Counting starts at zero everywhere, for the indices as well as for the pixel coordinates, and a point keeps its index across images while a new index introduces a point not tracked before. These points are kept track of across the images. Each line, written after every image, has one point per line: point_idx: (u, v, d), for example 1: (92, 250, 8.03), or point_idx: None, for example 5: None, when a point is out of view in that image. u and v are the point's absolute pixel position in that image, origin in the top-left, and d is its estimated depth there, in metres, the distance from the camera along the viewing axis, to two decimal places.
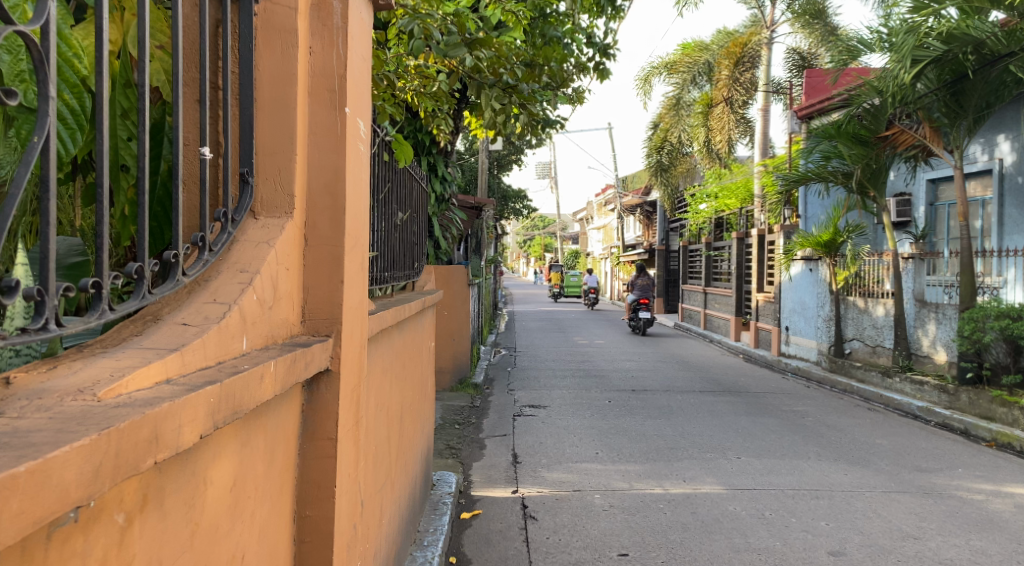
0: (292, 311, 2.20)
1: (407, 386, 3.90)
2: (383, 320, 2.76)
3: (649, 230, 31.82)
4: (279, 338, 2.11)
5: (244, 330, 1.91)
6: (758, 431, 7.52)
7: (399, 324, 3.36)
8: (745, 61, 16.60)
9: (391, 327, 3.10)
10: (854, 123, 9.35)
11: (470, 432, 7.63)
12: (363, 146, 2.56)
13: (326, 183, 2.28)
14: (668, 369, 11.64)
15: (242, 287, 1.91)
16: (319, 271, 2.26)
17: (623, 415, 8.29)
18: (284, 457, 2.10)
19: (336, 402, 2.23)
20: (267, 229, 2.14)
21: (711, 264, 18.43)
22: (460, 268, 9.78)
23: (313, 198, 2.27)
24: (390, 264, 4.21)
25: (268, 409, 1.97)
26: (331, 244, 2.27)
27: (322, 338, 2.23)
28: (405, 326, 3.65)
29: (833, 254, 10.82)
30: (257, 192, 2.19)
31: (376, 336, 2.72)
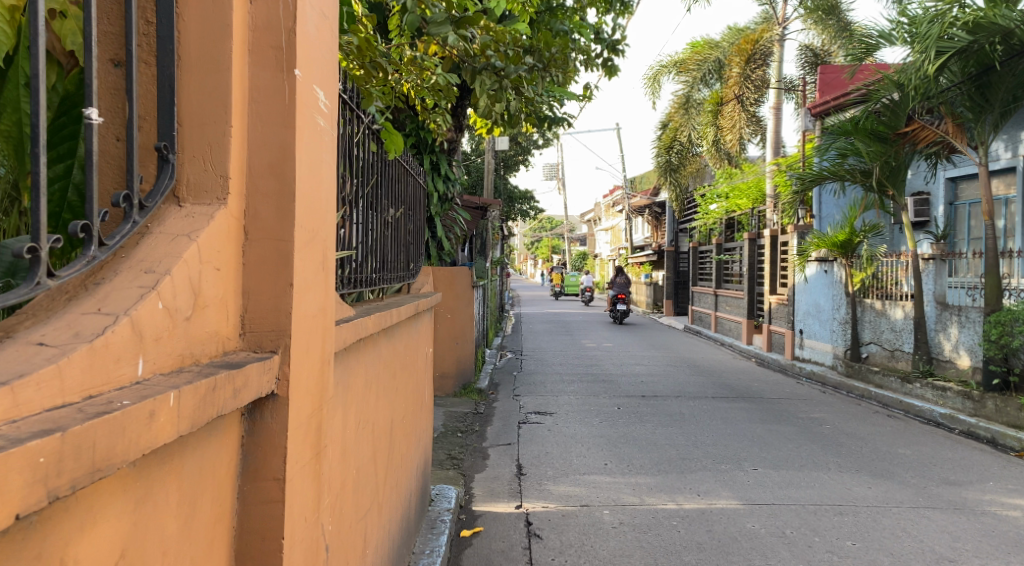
0: (226, 322, 1.88)
1: (400, 396, 3.60)
2: (360, 329, 2.44)
3: (658, 231, 31.43)
4: (205, 357, 1.79)
5: (140, 351, 1.59)
6: (774, 440, 7.18)
7: (384, 332, 3.03)
8: (757, 58, 16.20)
9: (374, 337, 2.78)
10: (872, 119, 9.00)
11: (472, 441, 7.31)
12: (326, 123, 2.24)
13: (271, 162, 1.96)
14: (679, 374, 11.29)
15: (140, 292, 1.61)
16: (261, 271, 1.94)
17: (632, 423, 7.96)
18: (215, 501, 1.79)
19: (282, 434, 1.91)
20: (190, 219, 1.83)
21: (721, 266, 18.06)
22: (463, 269, 9.39)
23: (254, 185, 1.95)
24: (380, 265, 3.87)
25: (183, 449, 1.65)
26: (274, 238, 1.94)
27: (264, 355, 1.91)
28: (395, 332, 3.34)
29: (849, 254, 10.48)
30: (180, 172, 1.89)
31: (350, 348, 2.40)
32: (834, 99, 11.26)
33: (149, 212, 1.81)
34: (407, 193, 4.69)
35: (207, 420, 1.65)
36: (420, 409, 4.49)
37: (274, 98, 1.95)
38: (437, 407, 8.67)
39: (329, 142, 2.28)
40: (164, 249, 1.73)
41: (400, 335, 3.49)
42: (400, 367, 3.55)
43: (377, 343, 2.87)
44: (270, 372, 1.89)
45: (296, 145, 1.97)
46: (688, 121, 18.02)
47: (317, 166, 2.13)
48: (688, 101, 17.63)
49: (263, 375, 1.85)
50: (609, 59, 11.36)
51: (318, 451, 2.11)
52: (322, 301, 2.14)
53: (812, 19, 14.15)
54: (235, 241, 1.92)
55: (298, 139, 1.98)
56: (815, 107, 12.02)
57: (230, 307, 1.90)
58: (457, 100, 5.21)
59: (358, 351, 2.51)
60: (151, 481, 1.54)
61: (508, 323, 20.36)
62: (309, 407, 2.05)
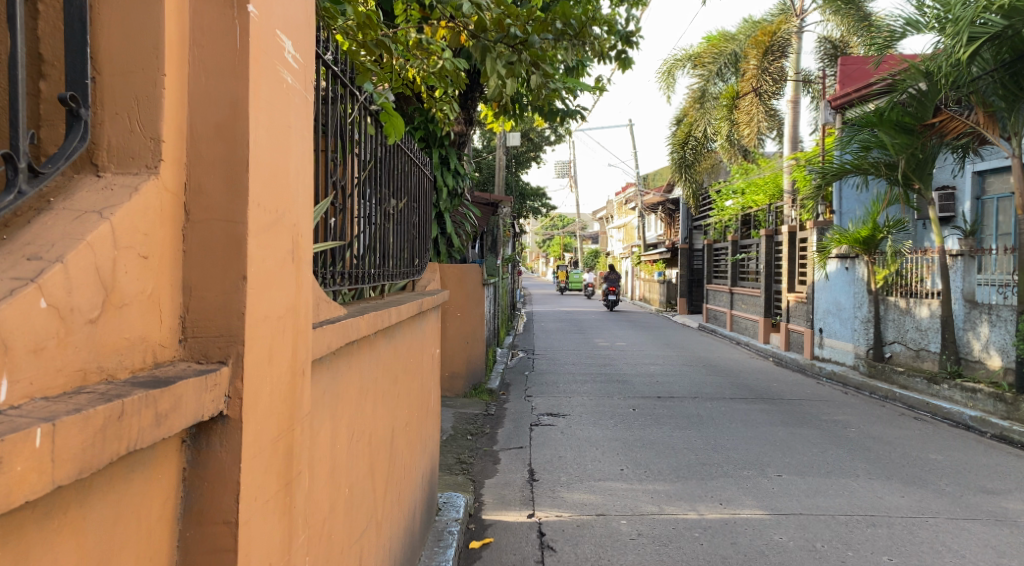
0: (158, 325, 1.60)
1: (403, 402, 3.33)
2: (350, 331, 2.17)
3: (671, 228, 31.07)
4: (123, 372, 1.49)
5: (6, 366, 1.27)
6: (797, 444, 6.87)
7: (383, 333, 2.76)
8: (775, 51, 15.65)
9: (370, 340, 2.50)
10: (897, 110, 8.67)
11: (483, 444, 7.03)
12: (296, 81, 1.95)
13: (218, 123, 1.68)
14: (695, 374, 10.98)
15: (11, 289, 1.31)
16: (205, 259, 1.66)
17: (649, 425, 7.66)
18: (142, 546, 1.50)
19: (235, 464, 1.63)
20: (105, 194, 1.56)
21: (737, 263, 17.72)
22: (473, 266, 9.08)
23: (198, 155, 1.67)
24: (381, 260, 3.60)
25: (83, 496, 1.34)
26: (224, 219, 1.67)
27: (213, 366, 1.63)
28: (396, 333, 3.06)
29: (872, 251, 10.18)
30: (94, 131, 1.62)
31: (335, 354, 2.13)
32: (856, 91, 10.91)
33: (42, 178, 1.51)
34: (412, 189, 4.43)
35: (107, 460, 1.34)
36: (427, 412, 4.22)
37: (221, 45, 1.67)
38: (446, 409, 8.40)
39: (302, 106, 2.00)
40: (76, 227, 1.46)
41: (402, 337, 3.21)
42: (403, 371, 3.28)
43: (373, 348, 2.60)
44: (215, 390, 1.60)
45: (249, 101, 1.69)
46: (703, 116, 17.68)
47: (282, 132, 1.85)
48: (703, 95, 17.36)
49: (204, 392, 1.56)
50: (624, 51, 11.07)
51: (289, 478, 1.83)
52: (290, 299, 1.86)
53: (831, 10, 13.81)
54: (174, 224, 1.64)
55: (252, 95, 1.69)
56: (834, 99, 11.67)
57: (166, 304, 1.62)
58: (464, 87, 4.93)
59: (347, 359, 2.24)
60: (27, 541, 1.24)
61: (520, 322, 20.07)
62: (275, 426, 1.77)
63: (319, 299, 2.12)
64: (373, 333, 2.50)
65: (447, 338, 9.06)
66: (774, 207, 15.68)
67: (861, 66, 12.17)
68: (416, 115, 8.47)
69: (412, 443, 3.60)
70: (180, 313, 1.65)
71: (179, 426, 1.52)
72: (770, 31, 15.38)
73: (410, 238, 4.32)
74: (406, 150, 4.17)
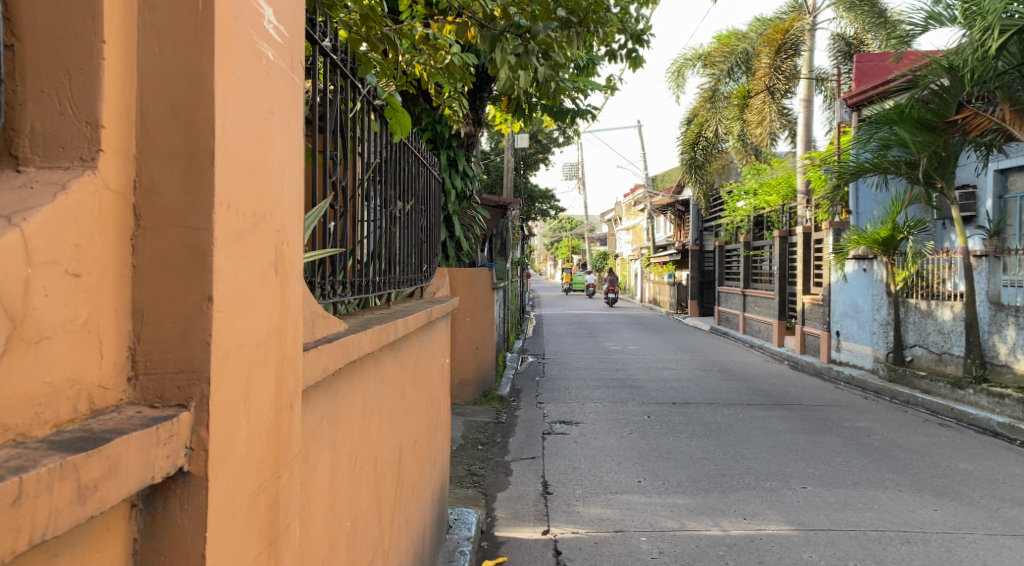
0: (97, 365, 1.34)
1: (412, 419, 3.11)
2: (350, 351, 1.94)
3: (681, 230, 30.81)
4: (40, 430, 1.22)
5: None
6: (820, 453, 6.62)
7: (389, 349, 2.53)
8: (787, 49, 15.46)
9: (374, 359, 2.27)
10: (919, 107, 8.48)
11: (494, 454, 6.80)
12: (277, 55, 1.70)
13: (174, 102, 1.42)
14: (710, 379, 10.73)
15: None
16: (160, 274, 1.41)
17: (665, 434, 7.42)
18: None
19: (199, 530, 1.37)
20: (18, 195, 1.31)
21: (750, 265, 17.46)
22: (482, 271, 8.78)
23: (151, 147, 1.42)
24: (387, 264, 3.38)
25: None
26: (183, 225, 1.42)
27: (174, 410, 1.38)
28: (404, 345, 2.84)
29: (891, 252, 9.93)
30: (16, 114, 1.39)
31: (334, 376, 1.90)
32: (874, 88, 10.69)
33: None
34: (420, 193, 4.23)
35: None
36: (437, 425, 4.00)
37: (178, 4, 1.42)
38: (456, 417, 8.18)
39: (287, 88, 1.76)
40: None
41: (409, 349, 2.99)
42: (411, 385, 3.06)
43: (378, 365, 2.38)
44: (173, 442, 1.35)
45: (213, 74, 1.43)
46: (714, 116, 17.48)
47: (262, 124, 1.60)
48: (714, 95, 17.20)
49: (155, 447, 1.31)
50: (636, 49, 10.87)
51: (272, 536, 1.58)
52: (271, 318, 1.61)
53: (845, 7, 13.56)
54: (119, 239, 1.39)
55: (217, 66, 1.44)
56: (850, 97, 11.42)
57: (108, 331, 1.36)
58: (471, 84, 4.74)
59: (348, 380, 2.01)
60: None
61: (529, 325, 19.84)
62: (253, 478, 1.53)
63: (312, 315, 1.88)
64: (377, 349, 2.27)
65: (457, 344, 8.87)
66: (787, 207, 15.42)
67: (878, 63, 11.94)
68: (425, 116, 8.46)
69: (422, 460, 3.39)
70: (126, 345, 1.40)
71: (114, 497, 1.25)
72: (783, 28, 15.14)
73: (417, 243, 4.10)
74: (413, 150, 3.97)
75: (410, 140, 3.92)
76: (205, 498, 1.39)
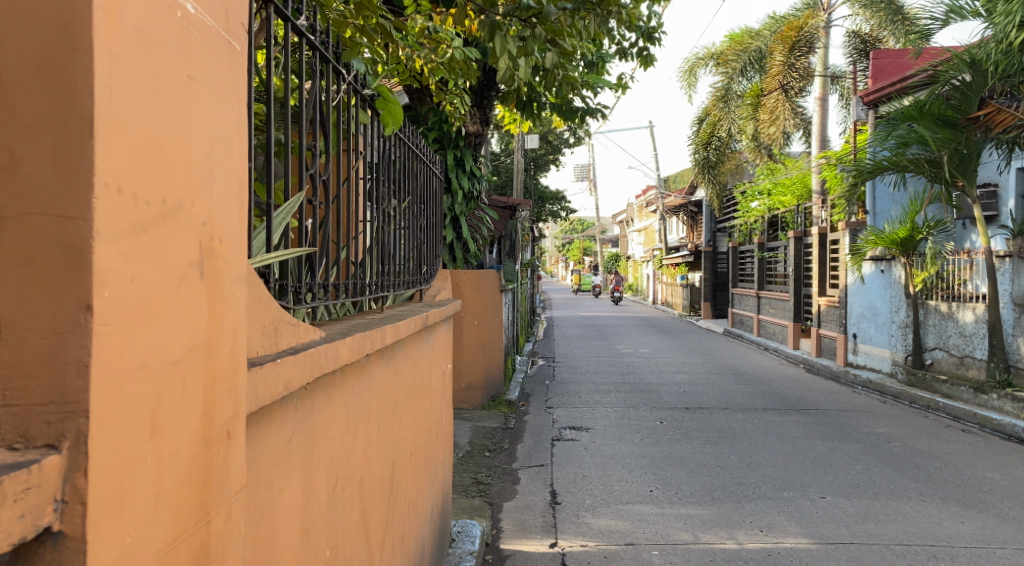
0: None
1: (408, 429, 2.93)
2: (323, 362, 1.74)
3: (694, 232, 30.59)
4: None
5: None
6: (838, 460, 6.39)
7: (377, 356, 2.34)
8: (802, 46, 15.20)
9: (358, 367, 2.09)
10: (939, 103, 8.26)
11: (501, 461, 6.60)
12: (205, 11, 1.42)
13: (44, 62, 1.15)
14: (724, 383, 10.50)
15: None
16: (31, 277, 1.15)
17: (678, 440, 7.20)
18: None
19: None
20: None
21: (764, 266, 17.20)
22: (490, 273, 8.57)
23: (17, 120, 1.16)
24: (380, 263, 3.20)
25: None
26: (57, 215, 1.14)
27: (39, 452, 1.11)
28: (397, 352, 2.66)
29: (910, 253, 9.69)
30: None
31: (305, 391, 1.71)
32: (891, 85, 10.46)
33: None
34: (419, 188, 4.05)
35: None
36: (436, 437, 3.80)
37: None
38: (464, 422, 7.98)
39: (222, 54, 1.48)
40: None
41: (404, 357, 2.81)
42: (406, 393, 2.88)
43: (365, 373, 2.20)
44: (31, 495, 1.08)
45: (92, 26, 1.15)
46: (727, 115, 17.33)
47: (179, 94, 1.33)
48: (726, 93, 17.09)
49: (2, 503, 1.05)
50: (647, 47, 10.70)
51: None
52: (194, 331, 1.34)
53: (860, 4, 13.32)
54: None
55: (98, 17, 1.16)
56: (867, 94, 11.18)
57: None
58: (475, 77, 4.55)
59: (323, 394, 1.81)
60: None
61: (539, 328, 19.66)
62: (171, 528, 1.26)
63: (266, 326, 1.64)
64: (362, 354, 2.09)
65: (463, 346, 8.65)
66: (802, 207, 15.16)
67: (895, 60, 11.70)
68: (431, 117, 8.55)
69: (420, 474, 3.20)
70: None
71: None
72: (796, 25, 14.91)
73: (415, 240, 3.92)
74: (411, 143, 3.80)
75: (408, 131, 3.73)
76: (82, 562, 1.11)
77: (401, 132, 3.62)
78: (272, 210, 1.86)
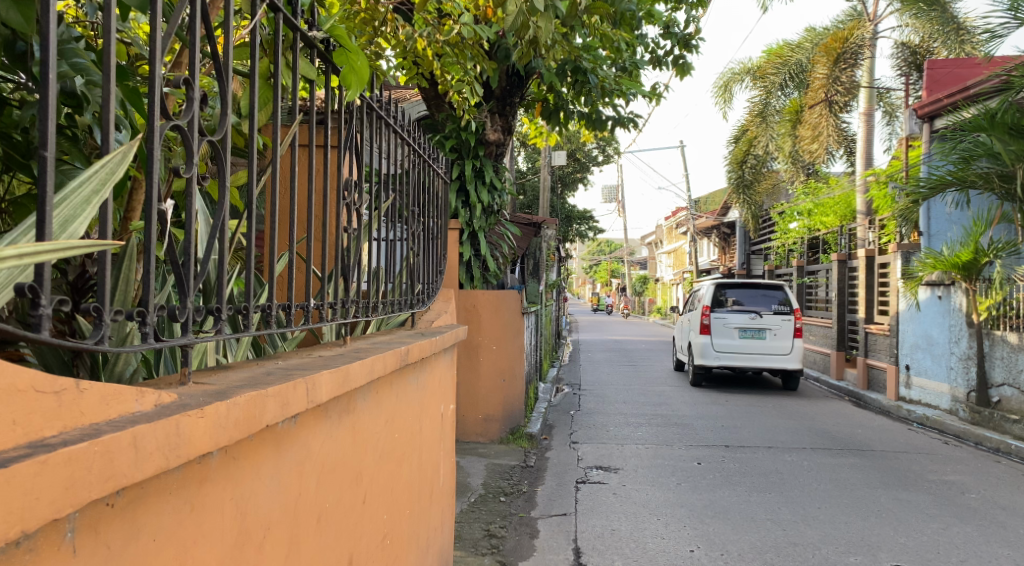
0: None
1: (381, 497, 2.27)
2: (88, 473, 1.30)
3: (727, 255, 29.59)
4: None
5: None
6: (908, 516, 5.59)
7: (298, 422, 1.85)
8: (847, 58, 14.18)
9: (241, 449, 1.67)
10: (1012, 112, 7.44)
11: (518, 508, 5.81)
12: None
13: None
14: (764, 417, 9.64)
15: None
16: None
17: (719, 486, 6.38)
18: None
19: None
20: None
21: (804, 291, 16.18)
22: (511, 293, 7.79)
23: None
24: (346, 273, 2.56)
25: None
26: None
27: None
28: (347, 407, 2.07)
29: (973, 277, 8.90)
30: None
31: (109, 510, 1.36)
32: (950, 95, 9.64)
33: None
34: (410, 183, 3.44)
35: None
36: (441, 490, 3.23)
37: None
38: (479, 459, 7.19)
39: None
40: None
41: (369, 413, 2.20)
42: (376, 456, 2.24)
43: (290, 445, 1.82)
44: None
45: None
46: (766, 132, 16.53)
47: None
48: (764, 110, 16.35)
49: None
50: (683, 55, 9.98)
51: None
52: None
53: (910, 13, 12.47)
54: None
55: None
56: (921, 107, 10.34)
57: None
58: (487, 61, 3.85)
59: (165, 501, 1.48)
60: None
61: (565, 351, 18.75)
62: None
63: None
64: (269, 424, 1.73)
65: (479, 373, 7.82)
66: (847, 229, 14.23)
67: (951, 71, 10.87)
68: (450, 125, 7.97)
69: (416, 543, 2.67)
70: None
71: None
72: (841, 36, 13.96)
73: (409, 252, 3.28)
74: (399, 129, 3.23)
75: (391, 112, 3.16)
76: None
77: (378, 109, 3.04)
78: (44, 198, 1.46)
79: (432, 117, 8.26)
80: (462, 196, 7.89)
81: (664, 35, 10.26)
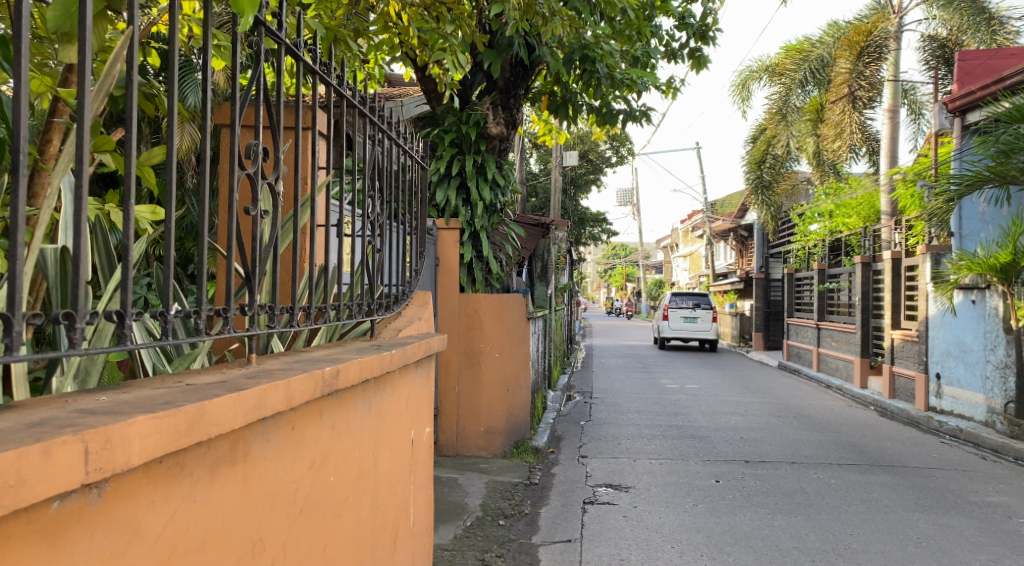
0: None
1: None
2: None
3: (745, 258, 28.89)
4: None
5: None
6: (952, 546, 5.03)
7: (79, 500, 1.42)
8: (871, 52, 13.59)
9: None
10: None
11: (517, 534, 5.28)
12: None
13: None
14: (786, 429, 9.08)
15: None
16: None
17: (740, 508, 5.82)
18: None
19: None
20: None
21: (825, 294, 15.56)
22: (516, 298, 7.27)
23: None
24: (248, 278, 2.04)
25: None
26: None
27: None
28: (182, 469, 1.64)
29: (1012, 281, 8.30)
30: None
31: None
32: (984, 87, 9.04)
33: None
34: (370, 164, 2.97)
35: None
36: (416, 527, 2.83)
37: None
38: (479, 475, 6.67)
39: None
40: None
41: (235, 470, 1.79)
42: (251, 521, 1.84)
43: (78, 539, 1.41)
44: None
45: None
46: (785, 130, 15.96)
47: None
48: (784, 108, 15.76)
49: None
50: (699, 47, 9.44)
51: None
52: None
53: (938, 4, 11.83)
54: None
55: None
56: (952, 100, 9.73)
57: None
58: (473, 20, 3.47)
59: None
60: None
61: (577, 357, 18.16)
62: None
63: None
64: (12, 515, 1.31)
65: (481, 382, 7.29)
66: (871, 230, 13.58)
67: (985, 62, 10.26)
68: (449, 118, 7.53)
69: None
70: None
71: None
72: (864, 29, 13.35)
73: (364, 247, 2.76)
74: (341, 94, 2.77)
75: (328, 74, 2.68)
76: None
77: (314, 72, 2.59)
78: None
79: (432, 111, 7.81)
80: (463, 194, 7.43)
81: (680, 26, 9.73)
